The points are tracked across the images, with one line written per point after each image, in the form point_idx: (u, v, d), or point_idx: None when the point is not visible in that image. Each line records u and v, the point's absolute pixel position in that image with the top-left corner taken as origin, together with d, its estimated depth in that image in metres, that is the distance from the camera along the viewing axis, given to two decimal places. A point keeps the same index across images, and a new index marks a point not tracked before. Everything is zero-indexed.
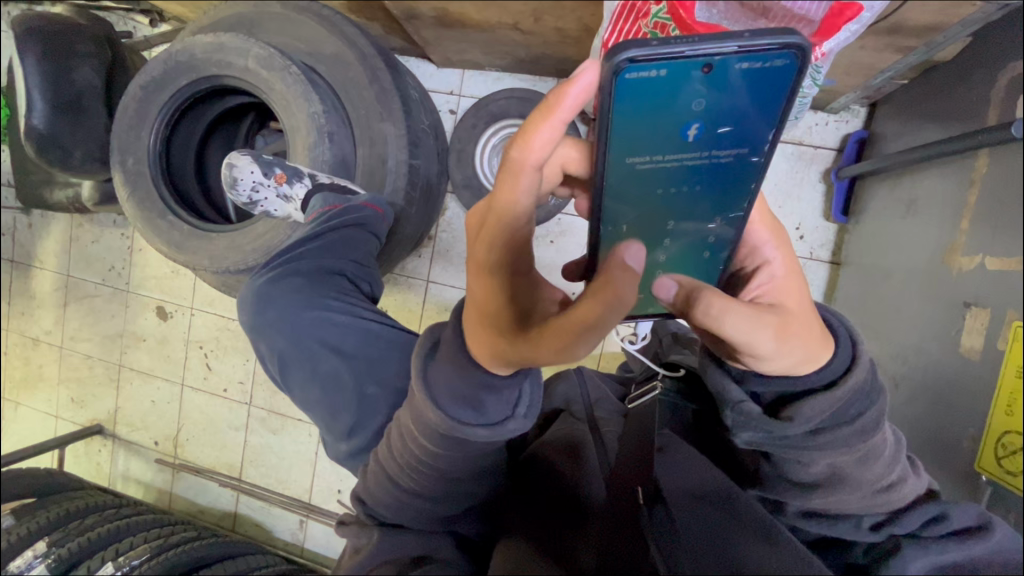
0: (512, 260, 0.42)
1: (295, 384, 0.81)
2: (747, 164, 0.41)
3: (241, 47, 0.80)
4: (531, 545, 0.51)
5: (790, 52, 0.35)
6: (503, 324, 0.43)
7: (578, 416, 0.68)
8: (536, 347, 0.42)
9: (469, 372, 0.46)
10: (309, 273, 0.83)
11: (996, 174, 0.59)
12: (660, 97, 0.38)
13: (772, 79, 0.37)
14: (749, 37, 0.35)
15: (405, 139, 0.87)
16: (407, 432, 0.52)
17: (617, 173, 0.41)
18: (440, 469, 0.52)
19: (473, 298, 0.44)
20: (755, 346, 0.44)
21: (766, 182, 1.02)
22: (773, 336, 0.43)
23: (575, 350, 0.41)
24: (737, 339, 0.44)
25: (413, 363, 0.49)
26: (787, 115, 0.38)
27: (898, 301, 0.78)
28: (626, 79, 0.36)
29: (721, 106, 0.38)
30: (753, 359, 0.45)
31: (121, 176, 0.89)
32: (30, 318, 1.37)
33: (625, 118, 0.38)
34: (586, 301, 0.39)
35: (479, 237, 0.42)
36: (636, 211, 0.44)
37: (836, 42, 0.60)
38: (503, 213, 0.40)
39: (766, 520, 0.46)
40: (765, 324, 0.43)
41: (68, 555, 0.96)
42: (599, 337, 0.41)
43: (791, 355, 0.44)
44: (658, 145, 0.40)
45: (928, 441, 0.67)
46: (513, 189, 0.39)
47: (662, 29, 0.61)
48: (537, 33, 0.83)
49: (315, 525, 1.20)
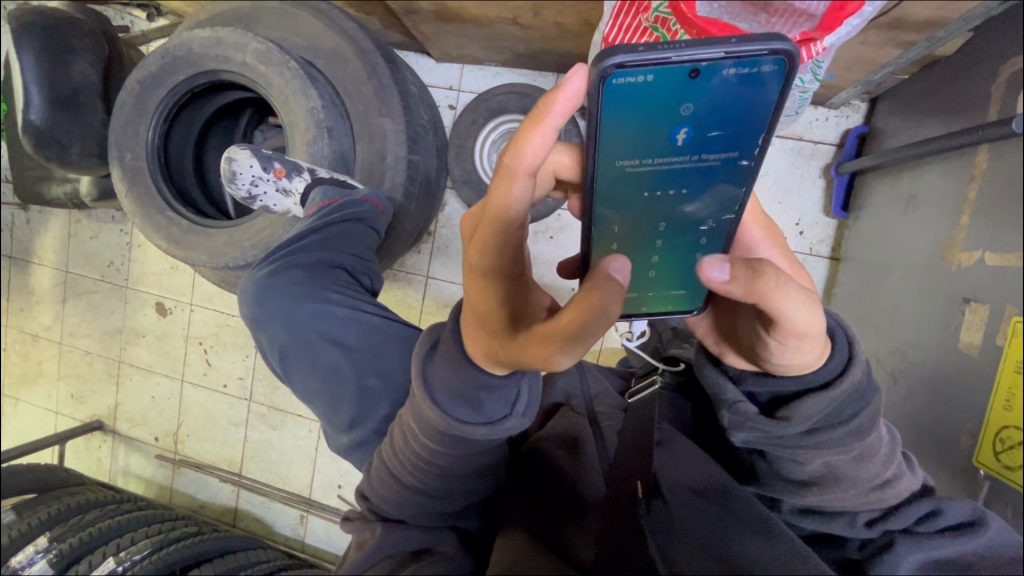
0: (506, 265, 0.42)
1: (295, 376, 0.81)
2: (736, 167, 0.41)
3: (239, 42, 0.80)
4: (532, 538, 0.51)
5: (778, 58, 0.35)
6: (494, 328, 0.43)
7: (578, 411, 0.68)
8: (525, 350, 0.42)
9: (467, 372, 0.46)
10: (309, 266, 0.83)
11: (996, 169, 0.59)
12: (648, 101, 0.38)
13: (761, 84, 0.37)
14: (736, 43, 0.34)
15: (404, 135, 0.87)
16: (408, 430, 0.52)
17: (608, 175, 0.41)
18: (441, 466, 0.52)
19: (468, 301, 0.45)
20: (804, 323, 0.41)
21: (766, 177, 1.02)
22: (821, 313, 0.42)
23: (560, 357, 0.41)
24: (795, 313, 0.40)
25: (413, 362, 0.49)
26: (776, 119, 0.38)
27: (898, 297, 0.78)
28: (614, 84, 0.36)
29: (709, 111, 0.38)
30: (795, 343, 0.43)
31: (119, 172, 0.88)
32: (29, 314, 1.37)
33: (614, 122, 0.38)
34: (571, 308, 0.40)
35: (473, 243, 0.42)
36: (627, 212, 0.44)
37: (837, 38, 0.57)
38: (496, 218, 0.39)
39: (764, 515, 0.46)
40: (814, 300, 0.42)
41: (69, 551, 0.96)
42: (584, 345, 0.41)
43: (820, 342, 0.44)
44: (648, 148, 0.40)
45: (926, 436, 0.68)
46: (505, 194, 0.38)
47: (663, 23, 0.62)
48: (536, 27, 0.83)
49: (315, 521, 1.20)
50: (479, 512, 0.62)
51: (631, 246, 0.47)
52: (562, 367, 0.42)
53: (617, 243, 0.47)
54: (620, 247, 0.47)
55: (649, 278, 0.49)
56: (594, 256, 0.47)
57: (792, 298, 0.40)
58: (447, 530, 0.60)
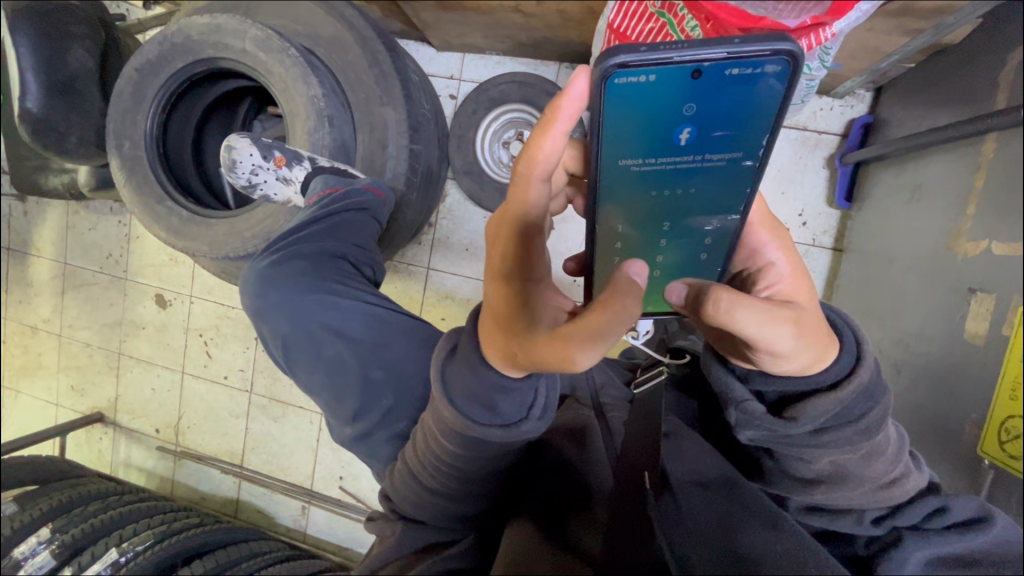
0: (526, 267, 0.41)
1: (298, 368, 0.79)
2: (740, 168, 0.40)
3: (238, 29, 0.79)
4: (543, 532, 0.51)
5: (781, 59, 0.34)
6: (515, 330, 0.42)
7: (583, 404, 0.66)
8: (544, 351, 0.40)
9: (481, 374, 0.46)
10: (311, 256, 0.81)
11: (1004, 158, 0.58)
12: (651, 103, 0.37)
13: (763, 85, 0.36)
14: (739, 43, 0.34)
15: (406, 124, 0.86)
16: (428, 433, 0.52)
17: (611, 175, 0.41)
18: (461, 470, 0.52)
19: (488, 305, 0.44)
20: (771, 339, 0.41)
21: (768, 168, 1.01)
22: (788, 332, 0.41)
23: (580, 359, 0.40)
24: (751, 335, 0.42)
25: (432, 365, 0.49)
26: (781, 119, 0.37)
27: (902, 285, 0.77)
28: (616, 85, 0.36)
29: (713, 111, 0.37)
30: (771, 358, 0.44)
31: (117, 161, 0.87)
32: (27, 306, 1.36)
33: (616, 122, 0.38)
34: (593, 308, 0.39)
35: (495, 246, 0.42)
36: (630, 212, 0.44)
37: (847, 22, 0.55)
38: (517, 221, 0.40)
39: (773, 509, 0.47)
40: (781, 319, 0.41)
41: (72, 541, 0.95)
42: (604, 347, 0.39)
43: (806, 352, 0.43)
44: (650, 148, 0.40)
45: (932, 427, 0.67)
46: (523, 198, 0.40)
47: (669, 7, 0.61)
48: (538, 15, 0.82)
49: (316, 512, 1.21)
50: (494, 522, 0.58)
51: (635, 244, 0.47)
52: (582, 370, 0.40)
53: (621, 242, 0.46)
54: (625, 245, 0.47)
55: (653, 278, 0.49)
56: (599, 253, 0.47)
57: (739, 326, 0.41)
58: (466, 532, 0.58)
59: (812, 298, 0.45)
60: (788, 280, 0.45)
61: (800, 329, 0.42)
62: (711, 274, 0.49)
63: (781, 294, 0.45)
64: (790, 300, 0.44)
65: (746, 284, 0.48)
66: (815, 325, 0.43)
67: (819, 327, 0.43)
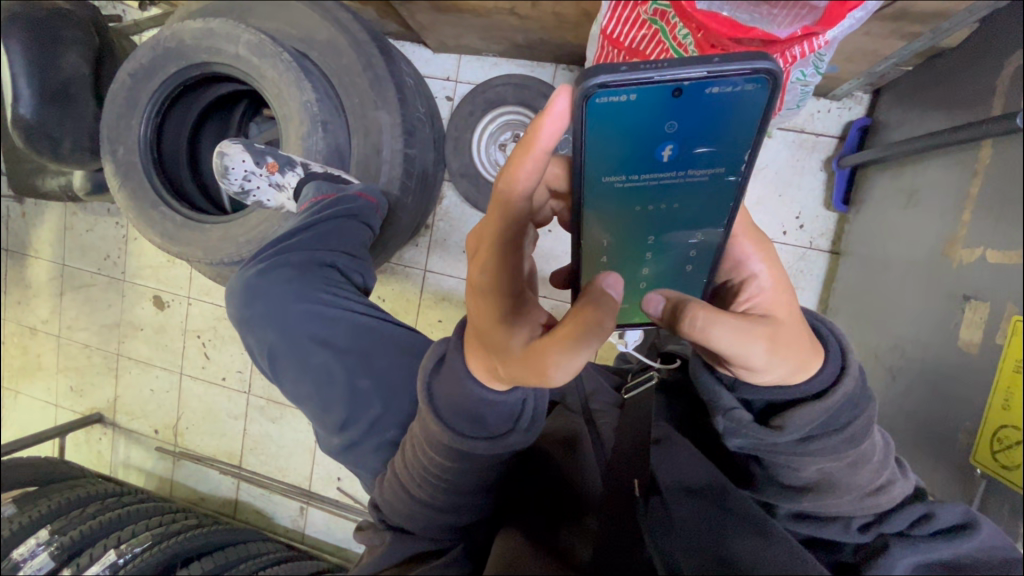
0: (503, 283, 0.41)
1: (286, 377, 0.78)
2: (724, 183, 0.40)
3: (231, 33, 0.79)
4: (530, 535, 0.50)
5: (761, 77, 0.34)
6: (495, 343, 0.42)
7: (573, 410, 0.67)
8: (521, 365, 0.41)
9: (466, 388, 0.46)
10: (300, 264, 0.80)
11: (1000, 166, 0.58)
12: (632, 121, 0.37)
13: (743, 102, 0.36)
14: (719, 62, 0.34)
15: (400, 127, 0.86)
16: (417, 445, 0.53)
17: (594, 192, 0.41)
18: (449, 481, 0.52)
19: (471, 318, 0.44)
20: (745, 354, 0.42)
21: (765, 170, 1.01)
22: (764, 348, 0.42)
23: (556, 373, 0.40)
24: (726, 351, 0.42)
25: (419, 377, 0.49)
26: (762, 135, 0.37)
27: (897, 292, 0.77)
28: (598, 104, 0.35)
29: (695, 127, 0.37)
30: (746, 371, 0.44)
31: (112, 166, 0.87)
32: (26, 307, 1.36)
33: (597, 140, 0.38)
34: (566, 324, 0.39)
35: (475, 260, 0.41)
36: (615, 227, 0.44)
37: (839, 30, 0.55)
38: (495, 238, 0.39)
39: (762, 514, 0.47)
40: (755, 335, 0.41)
41: (70, 543, 0.97)
42: (579, 361, 0.40)
43: (781, 366, 0.43)
44: (634, 164, 0.39)
45: (925, 433, 0.67)
46: (502, 215, 0.39)
47: (662, 15, 0.60)
48: (534, 18, 0.81)
49: (315, 512, 1.21)
50: (485, 530, 0.58)
51: (620, 257, 0.46)
52: (559, 382, 0.41)
53: (607, 256, 0.46)
54: (611, 260, 0.46)
55: (640, 290, 0.49)
56: (585, 268, 0.46)
57: (714, 342, 0.41)
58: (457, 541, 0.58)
59: (794, 310, 0.44)
60: (768, 292, 0.45)
61: (778, 344, 0.42)
62: (697, 286, 0.48)
63: (762, 307, 0.44)
64: (769, 314, 0.44)
65: (728, 296, 0.47)
66: (795, 338, 0.43)
67: (799, 339, 0.43)
